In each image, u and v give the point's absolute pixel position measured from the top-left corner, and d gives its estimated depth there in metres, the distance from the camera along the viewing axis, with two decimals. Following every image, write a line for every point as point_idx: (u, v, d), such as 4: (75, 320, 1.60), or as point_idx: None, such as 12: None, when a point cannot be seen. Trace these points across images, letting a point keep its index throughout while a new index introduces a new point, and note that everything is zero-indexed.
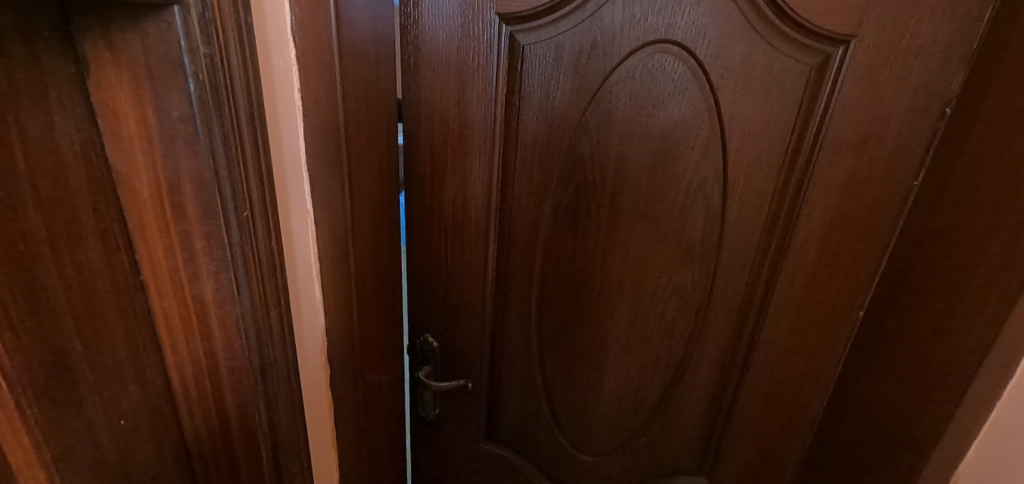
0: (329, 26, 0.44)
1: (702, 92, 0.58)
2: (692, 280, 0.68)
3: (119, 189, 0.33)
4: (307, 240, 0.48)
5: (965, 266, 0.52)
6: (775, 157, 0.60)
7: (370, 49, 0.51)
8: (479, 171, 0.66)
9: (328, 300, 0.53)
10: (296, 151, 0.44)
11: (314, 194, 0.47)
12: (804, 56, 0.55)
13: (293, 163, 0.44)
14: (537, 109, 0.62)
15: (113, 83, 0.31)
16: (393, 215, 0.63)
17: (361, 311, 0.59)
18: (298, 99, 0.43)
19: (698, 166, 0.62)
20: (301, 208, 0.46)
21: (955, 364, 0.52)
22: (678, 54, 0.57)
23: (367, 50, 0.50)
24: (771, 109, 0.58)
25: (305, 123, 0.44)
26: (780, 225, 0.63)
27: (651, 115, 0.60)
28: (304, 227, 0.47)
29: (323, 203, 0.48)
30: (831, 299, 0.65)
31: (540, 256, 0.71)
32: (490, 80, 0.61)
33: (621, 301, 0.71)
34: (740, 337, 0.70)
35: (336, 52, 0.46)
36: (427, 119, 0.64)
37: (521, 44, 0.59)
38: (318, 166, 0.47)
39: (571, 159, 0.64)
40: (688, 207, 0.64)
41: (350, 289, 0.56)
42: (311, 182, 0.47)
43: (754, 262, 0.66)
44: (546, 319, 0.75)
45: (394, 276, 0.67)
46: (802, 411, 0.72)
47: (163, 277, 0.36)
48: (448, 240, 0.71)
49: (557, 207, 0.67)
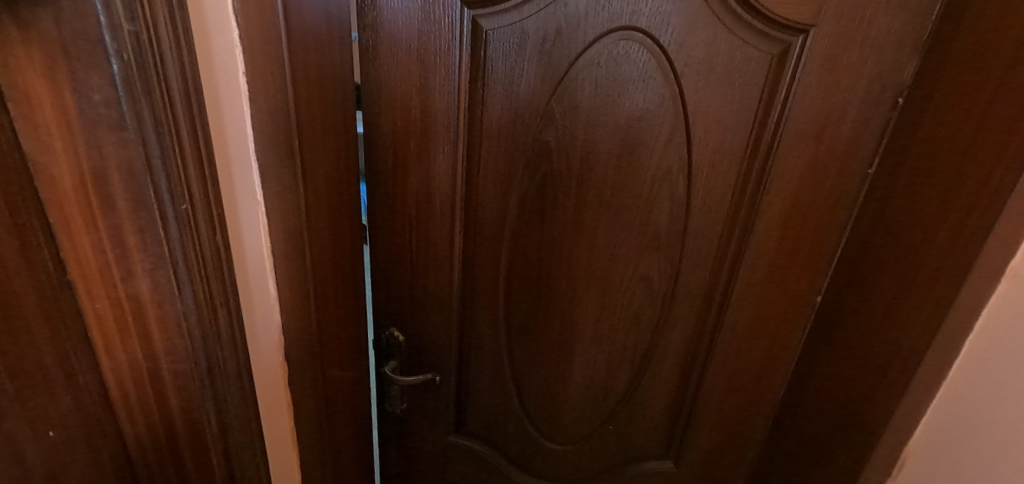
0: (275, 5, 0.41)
1: (666, 80, 0.58)
2: (659, 268, 0.69)
3: (37, 181, 0.30)
4: (258, 233, 0.46)
5: (915, 251, 0.54)
6: (737, 146, 0.60)
7: (325, 31, 0.48)
8: (443, 160, 0.64)
9: (284, 296, 0.51)
10: (242, 138, 0.42)
11: (264, 184, 0.45)
12: (765, 46, 0.55)
13: (240, 150, 0.42)
14: (502, 96, 0.61)
15: (23, 63, 0.27)
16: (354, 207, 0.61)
17: (320, 306, 0.57)
18: (244, 82, 0.41)
19: (663, 154, 0.62)
20: (251, 199, 0.44)
21: (906, 342, 0.55)
22: (643, 41, 0.56)
23: (320, 32, 0.47)
24: (734, 98, 0.58)
25: (252, 108, 0.42)
26: (742, 213, 0.64)
27: (616, 103, 0.60)
28: (254, 220, 0.45)
29: (274, 194, 0.46)
30: (790, 285, 0.67)
31: (507, 247, 0.70)
32: (453, 65, 0.59)
33: (588, 291, 0.71)
34: (705, 324, 0.71)
35: (286, 33, 0.43)
36: (389, 105, 0.62)
37: (484, 29, 0.58)
38: (268, 155, 0.44)
39: (537, 148, 0.63)
40: (653, 196, 0.64)
41: (308, 284, 0.53)
42: (261, 171, 0.44)
43: (717, 250, 0.67)
44: (515, 310, 0.74)
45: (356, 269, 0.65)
46: (763, 394, 0.74)
47: (92, 277, 0.33)
48: (412, 231, 0.69)
49: (524, 197, 0.66)
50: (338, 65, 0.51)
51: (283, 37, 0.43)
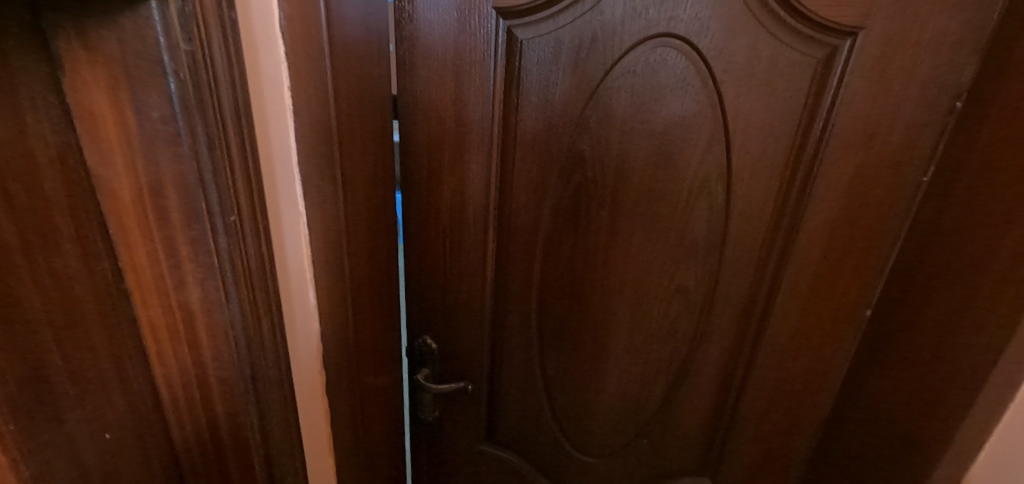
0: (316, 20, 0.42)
1: (705, 87, 0.57)
2: (697, 279, 0.67)
3: (100, 194, 0.32)
4: (299, 244, 0.46)
5: (977, 263, 0.50)
6: (780, 154, 0.58)
7: (363, 44, 0.49)
8: (477, 170, 0.65)
9: (323, 304, 0.51)
10: (285, 152, 0.42)
11: (306, 195, 0.46)
12: (810, 50, 0.53)
13: (282, 164, 0.42)
14: (536, 105, 0.61)
15: (89, 83, 0.29)
16: (390, 216, 0.62)
17: (357, 314, 0.58)
18: (288, 97, 0.41)
19: (701, 162, 0.60)
20: (293, 210, 0.45)
21: (964, 365, 0.51)
22: (681, 48, 0.55)
23: (358, 46, 0.49)
24: (777, 104, 0.56)
25: (295, 121, 0.42)
26: (785, 222, 0.61)
27: (652, 111, 0.59)
28: (295, 231, 0.45)
29: (315, 204, 0.47)
30: (837, 298, 0.64)
31: (540, 256, 0.70)
32: (488, 76, 0.59)
33: (622, 301, 0.70)
34: (745, 337, 0.69)
35: (326, 47, 0.44)
36: (423, 116, 0.63)
37: (519, 39, 0.58)
38: (310, 166, 0.45)
39: (570, 157, 0.63)
40: (691, 205, 0.63)
41: (346, 291, 0.54)
42: (302, 183, 0.45)
43: (758, 261, 0.64)
44: (547, 319, 0.74)
45: (391, 278, 0.65)
46: (807, 411, 0.71)
47: (147, 286, 0.35)
48: (446, 240, 0.70)
49: (558, 206, 0.66)
50: (376, 78, 0.53)
51: (324, 51, 0.44)
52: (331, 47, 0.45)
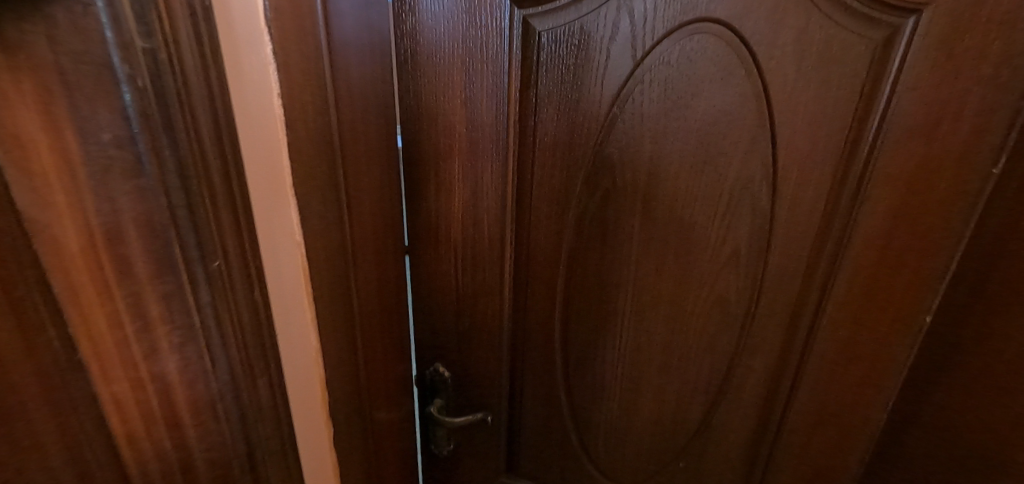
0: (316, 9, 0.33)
1: (748, 76, 0.51)
2: (737, 288, 0.61)
3: (38, 244, 0.23)
4: (297, 281, 0.39)
5: None
6: (833, 149, 0.52)
7: (365, 39, 0.41)
8: (491, 179, 0.59)
9: (332, 347, 0.44)
10: (280, 172, 0.35)
11: (303, 222, 0.38)
12: (867, 31, 0.47)
13: (274, 187, 0.35)
14: (556, 105, 0.55)
15: (12, 96, 0.21)
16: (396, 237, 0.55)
17: (369, 353, 0.50)
18: (279, 107, 0.34)
19: (743, 162, 0.54)
20: (291, 241, 0.38)
21: None
22: (721, 34, 0.49)
23: (361, 40, 0.40)
24: (829, 93, 0.50)
25: (288, 135, 0.35)
26: (835, 224, 0.56)
27: (688, 106, 0.53)
28: (291, 266, 0.38)
29: (313, 233, 0.39)
30: (894, 304, 0.58)
31: (563, 271, 0.64)
32: (502, 73, 0.53)
33: (657, 316, 0.64)
34: (790, 350, 0.63)
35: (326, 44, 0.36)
36: (431, 122, 0.57)
37: (536, 30, 0.52)
38: (308, 188, 0.38)
39: (597, 160, 0.57)
40: (732, 209, 0.57)
41: (359, 329, 0.47)
42: (299, 208, 0.37)
43: (806, 268, 0.59)
44: (572, 339, 0.68)
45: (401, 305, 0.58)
46: (859, 426, 0.65)
47: (110, 359, 0.26)
48: (458, 258, 0.64)
49: (581, 214, 0.60)
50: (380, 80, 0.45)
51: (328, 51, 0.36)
52: (331, 43, 0.36)
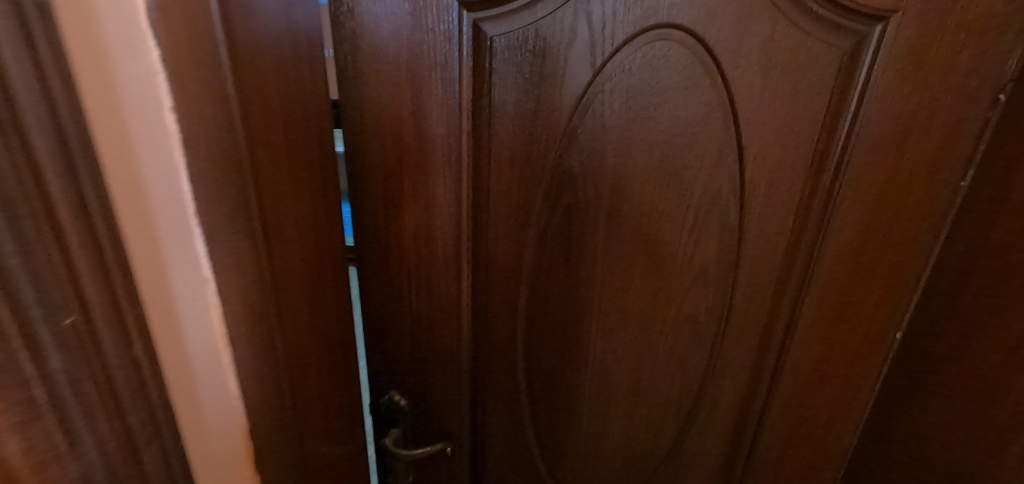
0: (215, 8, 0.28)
1: (713, 85, 0.48)
2: (705, 306, 0.58)
3: None
4: (207, 321, 0.34)
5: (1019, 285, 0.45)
6: (801, 162, 0.50)
7: (289, 44, 0.36)
8: (445, 195, 0.54)
9: (260, 391, 0.39)
10: (176, 199, 0.30)
11: (213, 256, 0.33)
12: (834, 38, 0.45)
13: (166, 217, 0.29)
14: (512, 115, 0.51)
15: None
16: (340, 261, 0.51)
17: (307, 390, 0.45)
18: (173, 122, 0.29)
19: (709, 175, 0.52)
20: (196, 277, 0.32)
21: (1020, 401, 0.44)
22: (685, 41, 0.46)
23: (283, 44, 0.36)
24: (797, 104, 0.48)
25: (186, 155, 0.30)
26: (804, 239, 0.53)
27: (653, 117, 0.50)
28: (196, 305, 0.33)
29: (226, 268, 0.34)
30: (864, 320, 0.56)
31: (525, 291, 0.61)
32: (452, 81, 0.49)
33: (624, 335, 0.61)
34: (762, 370, 0.61)
35: (236, 48, 0.31)
36: (376, 134, 0.52)
37: (488, 35, 0.47)
38: (218, 215, 0.32)
39: (558, 174, 0.53)
40: (699, 225, 0.54)
41: (293, 364, 0.42)
42: (206, 240, 0.32)
43: (775, 285, 0.56)
44: (536, 360, 0.64)
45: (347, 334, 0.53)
46: (835, 445, 0.64)
47: None
48: (412, 278, 0.60)
49: (542, 231, 0.57)
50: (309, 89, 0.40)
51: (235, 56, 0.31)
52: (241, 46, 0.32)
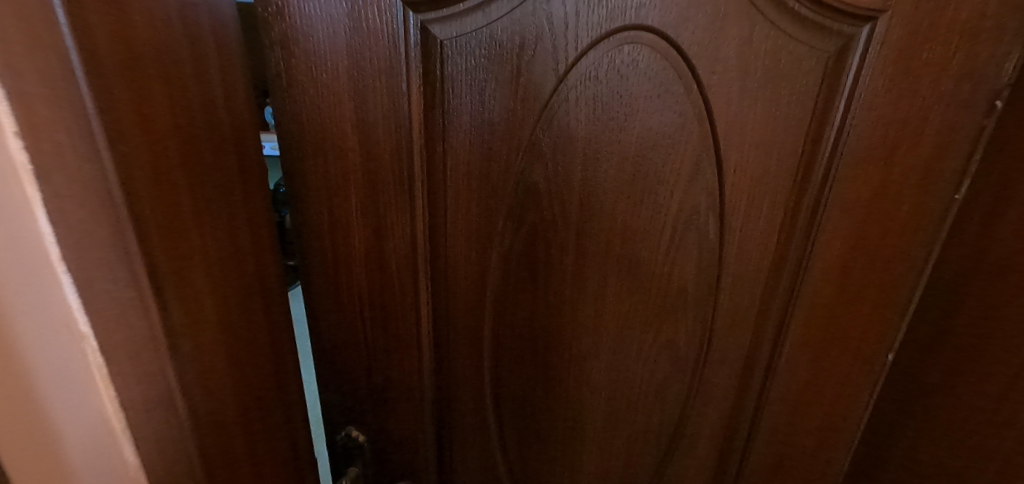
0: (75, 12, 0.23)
1: (687, 94, 0.44)
2: (685, 331, 0.54)
3: None
4: (87, 385, 0.28)
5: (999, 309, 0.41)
6: (784, 177, 0.46)
7: (191, 53, 0.30)
8: (398, 216, 0.49)
9: (173, 459, 0.33)
10: (32, 244, 0.24)
11: (91, 307, 0.27)
12: (817, 41, 0.41)
13: (15, 270, 0.24)
14: (469, 127, 0.46)
15: None
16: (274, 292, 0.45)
17: (239, 445, 0.40)
18: (21, 151, 0.22)
19: (688, 191, 0.47)
20: (69, 336, 0.26)
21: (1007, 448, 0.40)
22: (656, 44, 0.42)
23: (183, 54, 0.30)
24: (779, 113, 0.44)
25: (44, 191, 0.24)
26: (788, 259, 0.49)
27: (622, 129, 0.45)
28: (69, 369, 0.27)
29: (108, 324, 0.28)
30: (853, 342, 0.53)
31: (490, 316, 0.56)
32: (399, 91, 0.44)
33: (599, 363, 0.57)
34: (745, 397, 0.57)
35: (112, 63, 0.25)
36: (315, 151, 0.46)
37: (438, 39, 0.42)
38: (96, 261, 0.27)
39: (521, 191, 0.49)
40: (677, 245, 0.50)
41: (218, 425, 0.37)
42: (80, 290, 0.26)
43: (759, 307, 0.52)
44: (506, 388, 0.60)
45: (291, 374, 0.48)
46: (823, 473, 0.60)
47: None
48: (365, 306, 0.55)
49: (507, 253, 0.52)
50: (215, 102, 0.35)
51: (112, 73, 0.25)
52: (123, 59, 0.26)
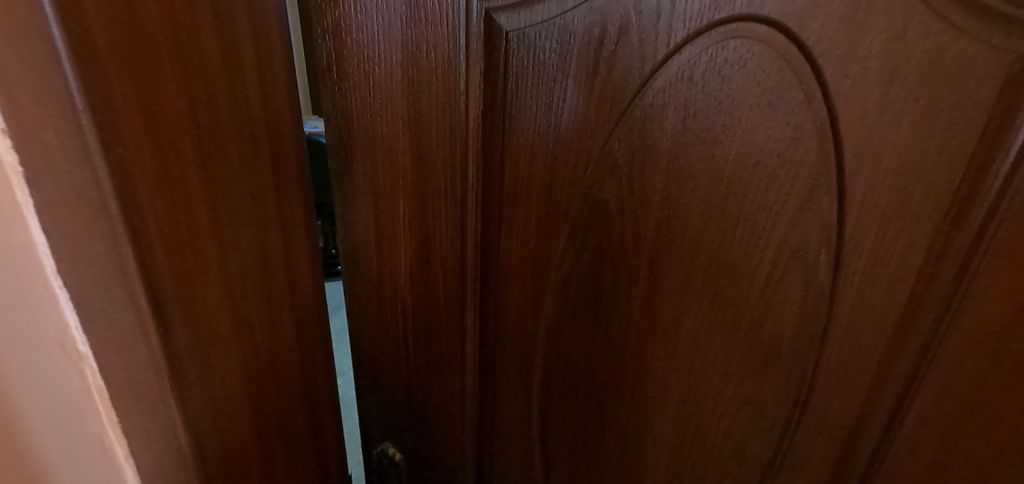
0: (65, 7, 0.20)
1: (808, 102, 0.35)
2: (775, 384, 0.46)
3: None
4: (80, 408, 0.26)
5: None
6: (930, 217, 0.35)
7: (199, 47, 0.28)
8: (447, 230, 0.44)
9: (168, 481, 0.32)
10: (30, 274, 0.23)
11: (91, 328, 0.25)
12: (1008, 36, 0.29)
13: (15, 297, 0.22)
14: (531, 133, 0.40)
15: None
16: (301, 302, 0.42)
17: None
18: (23, 190, 0.21)
19: (795, 222, 0.38)
20: (65, 356, 0.25)
21: None
22: (772, 39, 0.34)
23: (187, 47, 0.27)
24: (932, 133, 0.33)
25: (43, 220, 0.22)
26: (924, 319, 0.38)
27: (718, 142, 0.37)
28: (56, 399, 0.25)
29: (107, 345, 0.26)
30: (998, 448, 0.39)
31: (543, 346, 0.50)
32: (457, 88, 0.38)
33: (665, 409, 0.50)
34: (846, 475, 0.47)
35: (110, 67, 0.22)
36: (364, 152, 0.42)
37: (504, 30, 0.36)
38: (94, 278, 0.25)
39: (588, 208, 0.42)
40: (775, 286, 0.41)
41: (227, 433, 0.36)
42: (79, 307, 0.25)
43: (876, 373, 0.42)
44: (555, 423, 0.54)
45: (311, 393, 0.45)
46: None
47: None
48: (408, 322, 0.50)
49: (565, 278, 0.46)
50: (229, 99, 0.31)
51: (96, 72, 0.22)
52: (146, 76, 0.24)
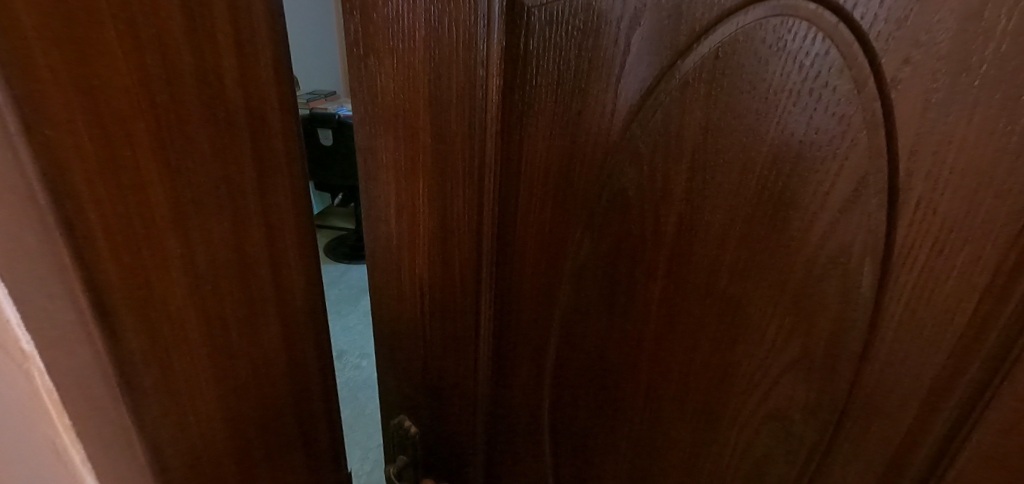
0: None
1: (856, 91, 0.31)
2: (803, 401, 0.42)
3: None
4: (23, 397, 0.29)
5: None
6: (998, 232, 0.30)
7: (158, 25, 0.29)
8: (463, 211, 0.44)
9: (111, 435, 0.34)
10: None
11: (34, 329, 0.28)
12: None
13: None
14: (549, 115, 0.39)
15: None
16: (288, 264, 0.45)
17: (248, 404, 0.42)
18: None
19: (835, 224, 0.35)
20: (7, 354, 0.28)
21: None
22: (817, 18, 0.30)
23: (144, 21, 0.28)
24: (1012, 132, 0.28)
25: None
26: (986, 349, 0.33)
27: (751, 133, 0.34)
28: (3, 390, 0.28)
29: (48, 345, 0.29)
30: None
31: (555, 336, 0.49)
32: (476, 66, 0.38)
33: (679, 414, 0.47)
34: None
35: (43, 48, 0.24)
36: (387, 128, 0.43)
37: (526, 6, 0.36)
38: (27, 272, 0.27)
39: (606, 197, 0.40)
40: (808, 294, 0.38)
41: (225, 376, 0.40)
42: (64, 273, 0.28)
43: (922, 405, 0.37)
44: (566, 416, 0.54)
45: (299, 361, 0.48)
46: None
47: None
48: (425, 301, 0.51)
49: (580, 268, 0.44)
50: (192, 74, 0.32)
51: (25, 45, 0.23)
52: (91, 52, 0.26)
